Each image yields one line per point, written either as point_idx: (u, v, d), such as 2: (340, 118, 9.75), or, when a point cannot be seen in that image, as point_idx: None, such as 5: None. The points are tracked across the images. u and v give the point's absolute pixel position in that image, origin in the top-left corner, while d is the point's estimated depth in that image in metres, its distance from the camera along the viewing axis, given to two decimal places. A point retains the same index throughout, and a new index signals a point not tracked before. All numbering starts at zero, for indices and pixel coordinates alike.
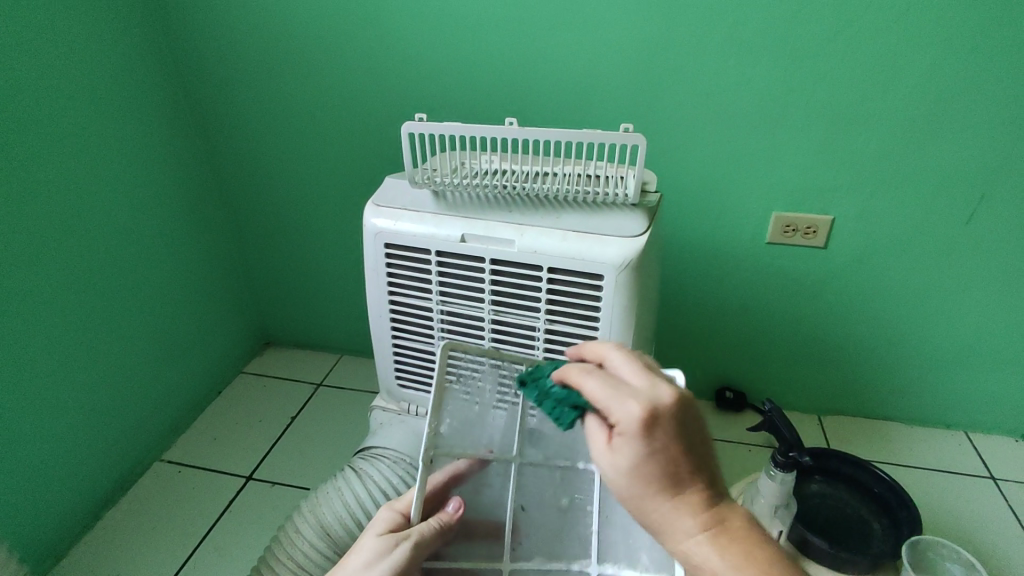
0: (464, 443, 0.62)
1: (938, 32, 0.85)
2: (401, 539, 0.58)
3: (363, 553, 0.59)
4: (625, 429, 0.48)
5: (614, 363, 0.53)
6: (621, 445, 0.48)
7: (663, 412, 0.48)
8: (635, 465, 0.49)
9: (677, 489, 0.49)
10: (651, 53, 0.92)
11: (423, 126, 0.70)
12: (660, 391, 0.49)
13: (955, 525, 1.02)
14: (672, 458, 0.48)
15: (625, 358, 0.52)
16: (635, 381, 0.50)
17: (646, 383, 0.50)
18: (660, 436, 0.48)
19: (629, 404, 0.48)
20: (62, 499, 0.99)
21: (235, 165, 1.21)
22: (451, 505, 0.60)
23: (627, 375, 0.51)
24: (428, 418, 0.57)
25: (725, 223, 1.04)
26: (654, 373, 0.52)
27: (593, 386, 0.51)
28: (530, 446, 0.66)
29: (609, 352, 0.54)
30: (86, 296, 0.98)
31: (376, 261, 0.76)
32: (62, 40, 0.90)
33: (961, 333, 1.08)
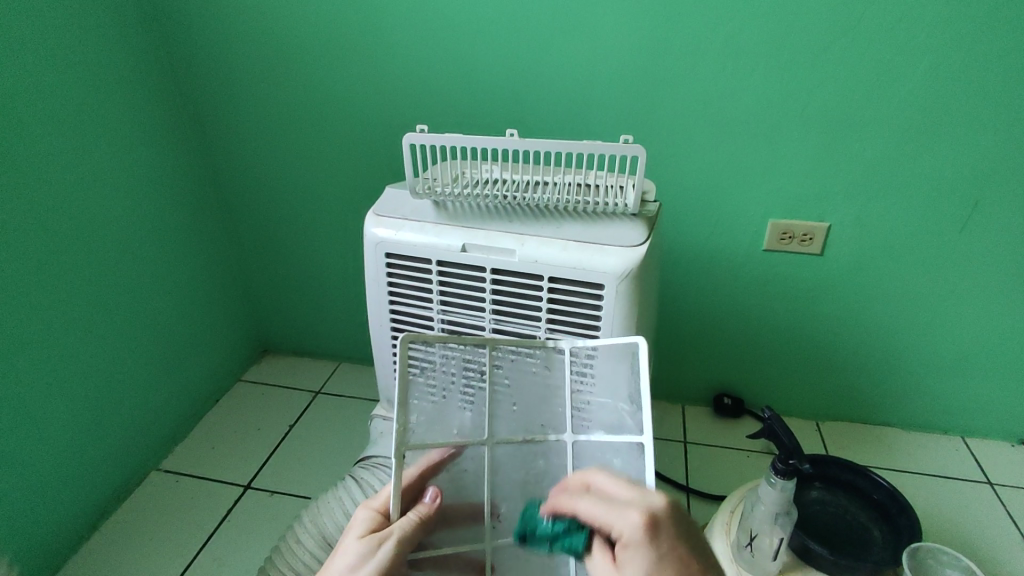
0: (430, 430, 0.58)
1: (928, 44, 0.86)
2: (382, 540, 0.54)
3: (342, 560, 0.54)
4: (630, 538, 0.50)
5: (599, 483, 0.55)
6: (629, 559, 0.49)
7: (660, 517, 0.50)
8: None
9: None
10: (648, 64, 0.93)
11: (424, 137, 0.70)
12: (650, 496, 0.52)
13: (952, 530, 1.02)
14: (679, 559, 0.49)
15: (609, 475, 0.55)
16: (625, 493, 0.53)
17: (636, 491, 0.52)
18: (663, 540, 0.49)
19: (627, 514, 0.50)
20: (58, 509, 0.98)
21: (234, 174, 1.21)
22: (429, 496, 0.57)
23: (616, 489, 0.53)
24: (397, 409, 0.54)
25: (721, 229, 1.05)
26: (639, 484, 0.54)
27: (589, 506, 0.53)
28: (504, 425, 0.62)
29: (592, 473, 0.56)
30: (83, 304, 0.98)
31: (377, 271, 0.76)
32: (59, 50, 0.90)
33: (955, 339, 1.09)
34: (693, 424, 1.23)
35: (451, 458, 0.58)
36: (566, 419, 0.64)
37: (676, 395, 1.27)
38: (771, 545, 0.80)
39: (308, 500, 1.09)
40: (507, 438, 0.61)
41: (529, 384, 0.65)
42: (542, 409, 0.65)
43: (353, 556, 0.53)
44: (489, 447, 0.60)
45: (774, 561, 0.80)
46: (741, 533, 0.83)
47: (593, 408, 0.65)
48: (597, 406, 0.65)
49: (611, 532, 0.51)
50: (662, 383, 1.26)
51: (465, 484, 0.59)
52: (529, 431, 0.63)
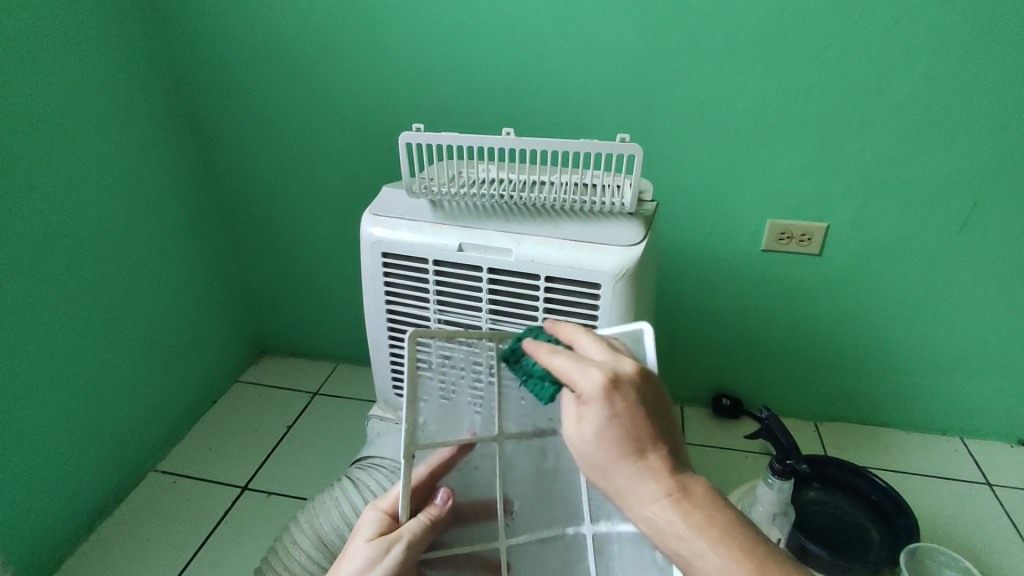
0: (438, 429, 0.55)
1: (927, 43, 0.86)
2: (392, 541, 0.55)
3: (354, 560, 0.56)
4: (588, 396, 0.47)
5: (581, 344, 0.52)
6: (585, 414, 0.48)
7: (626, 382, 0.48)
8: (597, 434, 0.48)
9: (642, 455, 0.48)
10: (646, 63, 0.93)
11: (420, 136, 0.70)
12: (623, 364, 0.49)
13: (951, 532, 1.02)
14: (637, 426, 0.48)
15: (591, 339, 0.52)
16: (599, 357, 0.50)
17: (609, 358, 0.50)
18: (623, 402, 0.47)
19: (592, 373, 0.48)
20: (55, 509, 0.97)
21: (232, 174, 1.21)
22: (439, 496, 0.58)
23: (591, 351, 0.51)
24: (405, 413, 0.51)
25: (720, 230, 1.05)
26: (617, 351, 0.52)
27: (561, 358, 0.50)
28: (513, 419, 0.59)
29: (575, 333, 0.53)
30: (80, 304, 0.97)
31: (374, 271, 0.76)
32: (57, 50, 0.90)
33: (954, 339, 1.09)
34: (692, 424, 1.23)
35: (461, 456, 0.58)
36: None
37: (674, 396, 1.27)
38: None
39: (305, 501, 1.09)
40: (517, 431, 0.59)
41: None
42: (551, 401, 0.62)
43: (366, 557, 0.55)
44: (500, 443, 0.58)
45: None
46: None
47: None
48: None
49: (573, 387, 0.49)
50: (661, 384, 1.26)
51: (476, 481, 0.59)
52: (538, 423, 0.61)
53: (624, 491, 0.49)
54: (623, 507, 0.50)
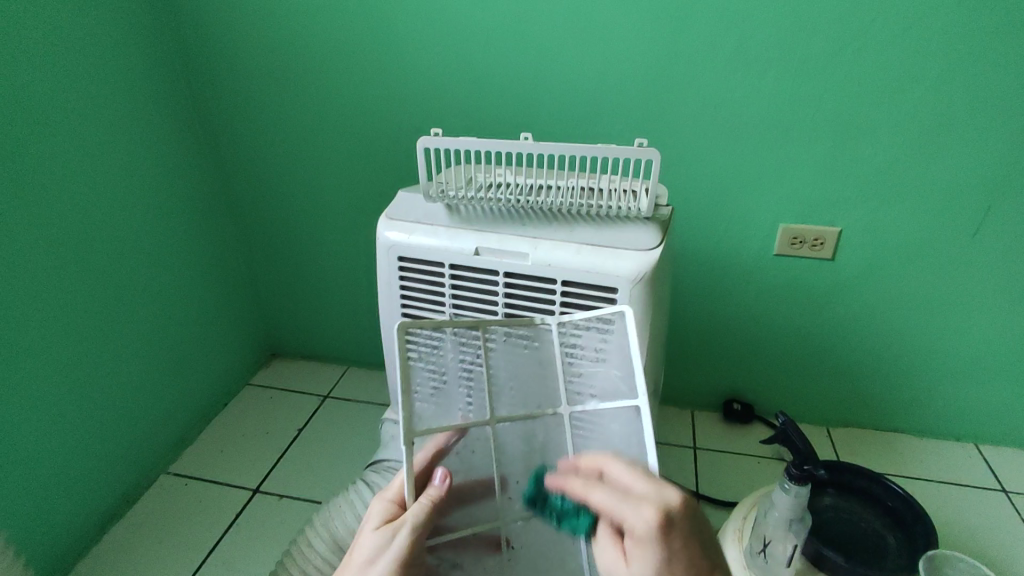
0: (430, 413, 0.60)
1: (942, 48, 0.86)
2: (396, 529, 0.53)
3: (360, 553, 0.53)
4: (641, 539, 0.48)
5: (614, 473, 0.52)
6: (639, 556, 0.48)
7: (676, 517, 0.48)
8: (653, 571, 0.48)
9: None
10: (659, 68, 0.94)
11: (439, 141, 0.70)
12: (667, 492, 0.49)
13: (966, 539, 1.01)
14: (693, 561, 0.48)
15: (624, 463, 0.52)
16: (638, 486, 0.50)
17: (651, 486, 0.50)
18: (677, 539, 0.48)
19: (642, 511, 0.48)
20: (70, 511, 0.98)
21: (245, 178, 1.22)
22: (439, 478, 0.55)
23: (631, 481, 0.51)
24: (402, 404, 0.50)
25: (732, 234, 1.05)
26: (657, 476, 0.51)
27: (602, 495, 0.51)
28: (504, 404, 0.61)
29: (606, 462, 0.53)
30: (96, 307, 0.98)
31: (390, 275, 0.76)
32: (78, 56, 0.91)
33: (968, 344, 1.08)
34: (703, 430, 1.22)
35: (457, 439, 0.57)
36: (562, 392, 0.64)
37: (684, 401, 1.27)
38: (785, 552, 0.79)
39: (316, 504, 1.09)
40: (507, 413, 0.60)
41: (527, 364, 0.64)
42: (535, 384, 0.64)
43: (371, 548, 0.53)
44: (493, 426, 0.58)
45: (789, 568, 0.78)
46: (753, 539, 0.81)
47: (590, 378, 0.65)
48: (597, 374, 0.65)
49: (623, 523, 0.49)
50: (671, 389, 1.26)
51: (473, 460, 0.58)
52: (528, 407, 0.63)
53: None
54: None
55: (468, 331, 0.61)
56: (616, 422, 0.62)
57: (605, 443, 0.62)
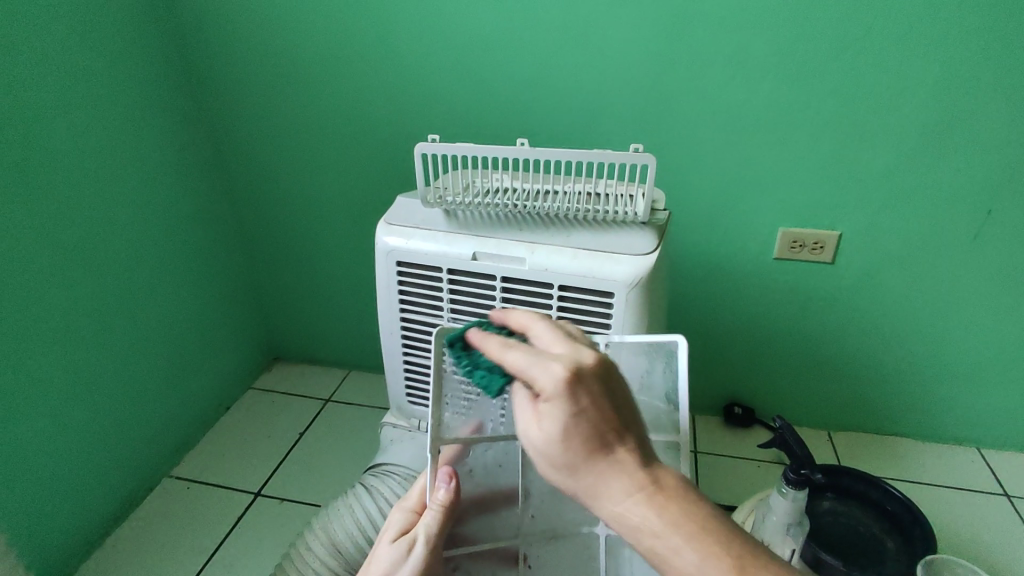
0: (463, 424, 0.58)
1: (938, 53, 0.86)
2: (412, 541, 0.57)
3: (378, 565, 0.58)
4: (547, 392, 0.42)
5: (535, 334, 0.48)
6: (546, 412, 0.43)
7: (589, 372, 0.43)
8: (559, 432, 0.43)
9: (609, 451, 0.43)
10: (656, 73, 0.94)
11: (436, 147, 0.71)
12: (582, 352, 0.44)
13: (967, 544, 1.00)
14: (604, 420, 0.43)
15: (548, 327, 0.48)
16: (557, 348, 0.45)
17: (568, 346, 0.45)
18: (586, 397, 0.42)
19: (552, 367, 0.43)
20: (73, 514, 0.99)
21: (246, 183, 1.23)
22: (443, 480, 0.57)
23: (550, 344, 0.46)
24: (431, 408, 0.56)
25: (731, 238, 1.05)
26: (578, 339, 0.47)
27: (515, 352, 0.45)
28: None
29: (530, 323, 0.49)
30: (99, 311, 0.99)
31: (388, 280, 0.77)
32: (81, 64, 0.92)
33: (968, 348, 1.08)
34: (703, 434, 1.22)
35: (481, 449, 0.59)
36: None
37: (685, 405, 1.26)
38: (781, 557, 0.77)
39: (317, 507, 1.10)
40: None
41: None
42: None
43: (389, 560, 0.57)
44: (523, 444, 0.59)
45: None
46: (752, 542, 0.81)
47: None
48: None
49: (531, 385, 0.44)
50: None
51: (498, 472, 0.60)
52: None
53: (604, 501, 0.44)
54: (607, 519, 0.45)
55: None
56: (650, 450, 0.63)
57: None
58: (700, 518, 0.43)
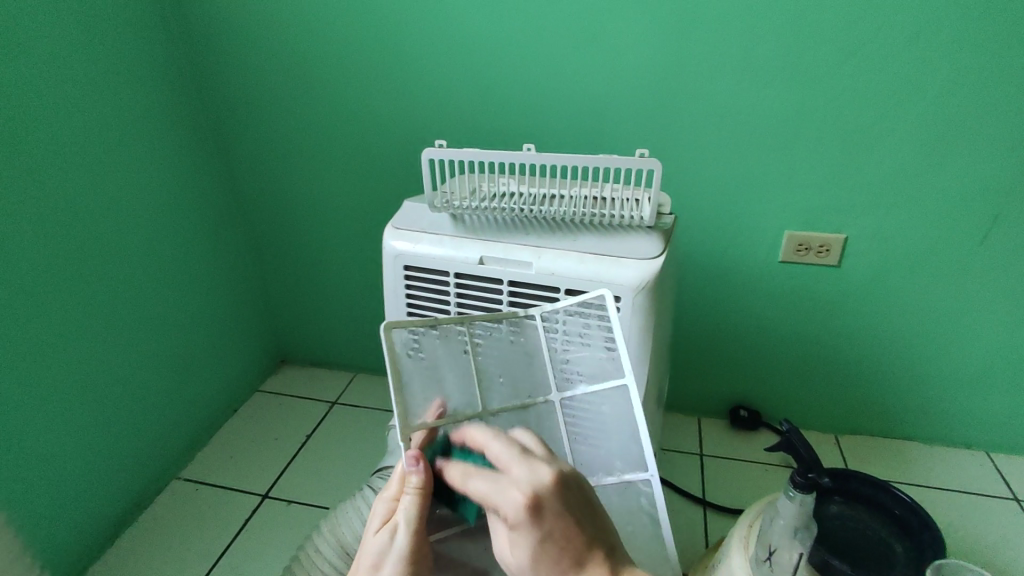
0: (426, 407, 0.56)
1: (944, 56, 0.86)
2: (394, 529, 0.51)
3: (365, 560, 0.52)
4: (513, 522, 0.45)
5: (494, 456, 0.49)
6: (515, 540, 0.46)
7: (548, 498, 0.46)
8: (526, 555, 0.46)
9: (580, 566, 0.46)
10: (662, 77, 0.95)
11: (443, 152, 0.71)
12: (540, 473, 0.47)
13: (977, 548, 1.00)
14: (569, 540, 0.46)
15: (504, 445, 0.49)
16: (514, 470, 0.47)
17: (525, 467, 0.47)
18: (550, 516, 0.45)
19: (513, 494, 0.45)
20: (83, 516, 1.00)
21: (254, 187, 1.24)
22: (410, 463, 0.50)
23: (507, 462, 0.48)
24: (392, 394, 0.51)
25: (737, 241, 1.05)
26: (535, 455, 0.49)
27: (479, 483, 0.47)
28: (494, 394, 0.62)
29: (488, 442, 0.50)
30: (109, 314, 1.00)
31: (396, 284, 0.77)
32: (93, 70, 0.93)
33: (977, 351, 1.07)
34: (710, 437, 1.22)
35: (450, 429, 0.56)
36: (551, 379, 0.66)
37: (691, 407, 1.26)
38: (790, 560, 0.78)
39: (324, 510, 1.10)
40: (500, 405, 0.61)
41: (512, 356, 0.66)
42: (524, 377, 0.66)
43: (374, 553, 0.51)
44: (486, 418, 0.59)
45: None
46: (759, 546, 0.80)
47: (577, 361, 0.68)
48: (583, 356, 0.68)
49: (499, 513, 0.46)
50: (677, 396, 1.26)
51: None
52: (519, 397, 0.65)
53: None
54: None
55: (451, 327, 0.62)
56: (606, 402, 0.65)
57: (596, 422, 0.66)
58: None
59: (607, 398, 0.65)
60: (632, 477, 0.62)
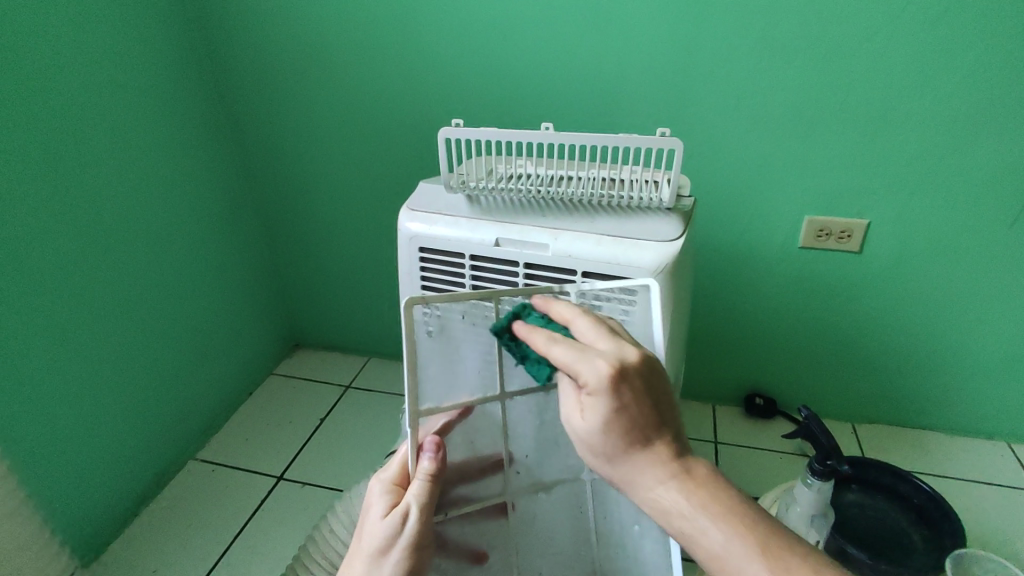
0: (440, 392, 0.55)
1: (976, 35, 0.83)
2: (403, 513, 0.52)
3: (370, 540, 0.53)
4: (593, 387, 0.47)
5: (577, 328, 0.51)
6: (590, 403, 0.48)
7: (631, 370, 0.48)
8: (598, 423, 0.48)
9: (647, 447, 0.49)
10: (681, 57, 0.92)
11: (460, 132, 0.70)
12: (626, 349, 0.49)
13: (996, 538, 0.98)
14: (641, 414, 0.48)
15: (588, 321, 0.51)
16: (600, 344, 0.49)
17: (613, 343, 0.49)
18: (628, 392, 0.47)
19: (599, 363, 0.47)
20: (102, 496, 1.01)
21: (267, 170, 1.24)
22: (427, 449, 0.53)
23: (592, 337, 0.50)
24: (407, 380, 0.52)
25: (755, 226, 1.03)
26: (619, 335, 0.51)
27: (560, 348, 0.49)
28: (517, 376, 0.58)
29: (571, 315, 0.52)
30: (127, 296, 1.01)
31: (412, 267, 0.77)
32: (107, 49, 0.93)
33: (1002, 339, 1.05)
34: (723, 423, 1.22)
35: (460, 417, 0.56)
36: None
37: (705, 395, 1.25)
38: None
39: (338, 491, 1.11)
40: (520, 388, 0.58)
41: None
42: None
43: (382, 536, 0.52)
44: (503, 402, 0.57)
45: None
46: None
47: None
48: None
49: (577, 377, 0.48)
50: (692, 382, 1.25)
51: (477, 438, 0.58)
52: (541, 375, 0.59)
53: (648, 484, 0.49)
54: (646, 507, 0.50)
55: (480, 303, 0.57)
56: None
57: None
58: (726, 499, 0.49)
59: None
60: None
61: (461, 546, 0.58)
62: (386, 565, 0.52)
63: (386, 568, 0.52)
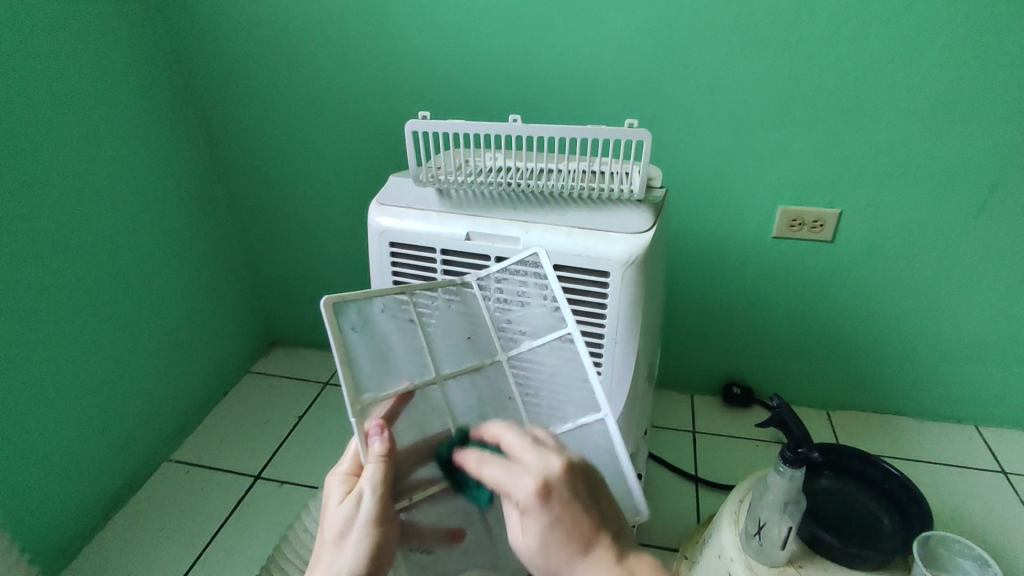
0: (381, 379, 0.53)
1: (942, 25, 0.84)
2: (359, 498, 0.49)
3: (332, 527, 0.51)
4: (525, 506, 0.45)
5: (507, 442, 0.48)
6: (526, 523, 0.45)
7: (559, 484, 0.45)
8: (535, 538, 0.45)
9: (588, 553, 0.45)
10: (653, 48, 0.92)
11: (427, 124, 0.69)
12: (552, 460, 0.46)
13: (964, 520, 1.01)
14: (577, 524, 0.45)
15: (518, 434, 0.48)
16: (528, 457, 0.46)
17: (538, 454, 0.46)
18: (559, 504, 0.45)
19: (525, 484, 0.44)
20: (72, 501, 0.99)
21: (237, 166, 1.21)
22: (375, 432, 0.49)
23: (519, 449, 0.47)
24: (340, 373, 0.49)
25: (729, 216, 1.04)
26: (546, 442, 0.48)
27: (491, 469, 0.46)
28: (445, 356, 0.60)
29: (502, 431, 0.49)
30: (92, 296, 0.98)
31: (382, 262, 0.75)
32: (64, 43, 0.89)
33: (970, 325, 1.07)
34: (701, 412, 1.23)
35: (405, 403, 0.54)
36: (496, 340, 0.65)
37: (682, 385, 1.26)
38: (779, 534, 0.78)
39: (316, 489, 1.10)
40: (453, 368, 0.59)
41: (456, 317, 0.64)
42: (474, 335, 0.64)
43: (340, 522, 0.50)
44: (441, 383, 0.57)
45: (783, 550, 0.79)
46: (749, 521, 0.81)
47: (520, 320, 0.68)
48: (525, 314, 0.68)
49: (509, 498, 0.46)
50: (669, 373, 1.26)
51: (426, 418, 0.55)
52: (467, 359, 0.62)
53: None
54: None
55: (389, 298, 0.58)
56: (552, 354, 0.65)
57: (545, 379, 0.66)
58: None
59: (552, 351, 0.65)
60: (587, 421, 0.63)
61: (433, 530, 0.55)
62: (348, 551, 0.49)
63: (350, 552, 0.49)
